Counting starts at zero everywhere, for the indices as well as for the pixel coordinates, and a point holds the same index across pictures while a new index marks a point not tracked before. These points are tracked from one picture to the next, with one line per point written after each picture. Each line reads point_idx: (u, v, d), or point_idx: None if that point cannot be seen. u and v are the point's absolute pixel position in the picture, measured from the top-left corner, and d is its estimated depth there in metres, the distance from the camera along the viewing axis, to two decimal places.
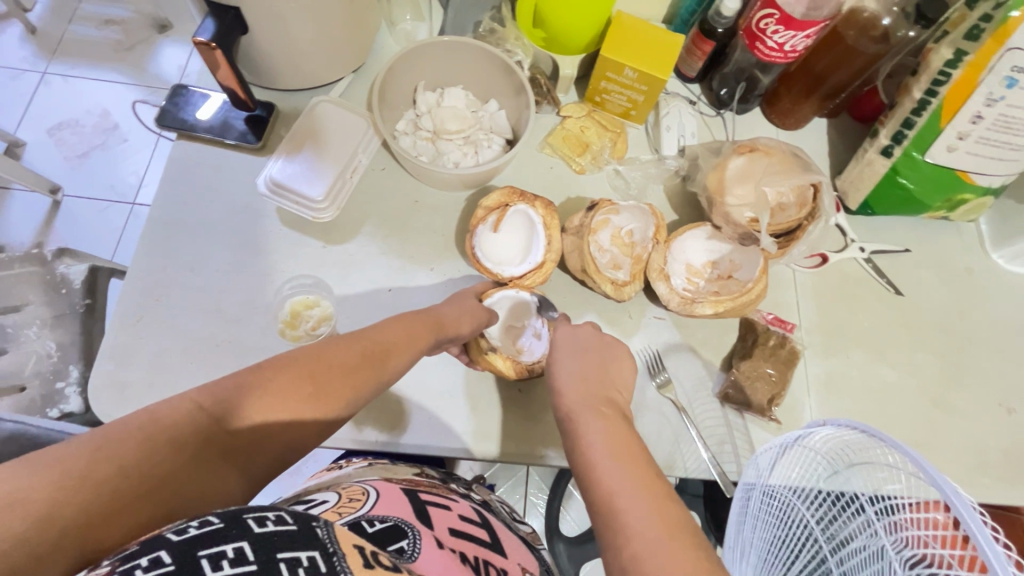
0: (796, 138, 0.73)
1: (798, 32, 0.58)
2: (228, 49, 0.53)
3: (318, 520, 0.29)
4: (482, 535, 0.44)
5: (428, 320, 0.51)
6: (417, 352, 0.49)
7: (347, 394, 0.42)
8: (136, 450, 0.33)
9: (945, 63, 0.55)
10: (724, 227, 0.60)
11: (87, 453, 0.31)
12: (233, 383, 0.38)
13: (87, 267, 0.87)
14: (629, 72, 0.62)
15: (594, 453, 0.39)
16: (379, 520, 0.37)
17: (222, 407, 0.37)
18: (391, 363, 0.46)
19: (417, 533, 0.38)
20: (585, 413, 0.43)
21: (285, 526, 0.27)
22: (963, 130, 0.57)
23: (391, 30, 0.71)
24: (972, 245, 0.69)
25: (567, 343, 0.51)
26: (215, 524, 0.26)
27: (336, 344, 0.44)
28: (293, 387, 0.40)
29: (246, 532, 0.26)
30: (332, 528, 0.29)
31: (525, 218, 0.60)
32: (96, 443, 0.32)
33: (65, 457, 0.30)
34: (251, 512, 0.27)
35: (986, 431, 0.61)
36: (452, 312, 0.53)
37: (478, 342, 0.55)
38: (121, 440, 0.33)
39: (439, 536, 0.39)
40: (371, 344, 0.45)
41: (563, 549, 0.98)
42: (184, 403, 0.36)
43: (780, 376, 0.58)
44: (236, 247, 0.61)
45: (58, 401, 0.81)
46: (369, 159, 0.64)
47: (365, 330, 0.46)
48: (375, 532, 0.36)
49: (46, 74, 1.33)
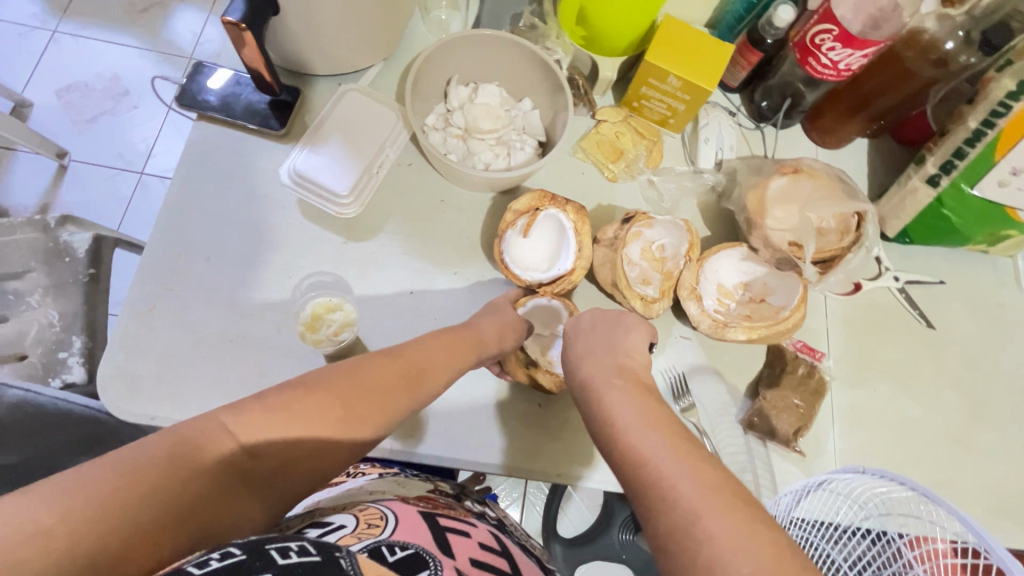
0: (836, 157, 0.70)
1: (856, 51, 0.55)
2: (257, 30, 0.50)
3: (340, 550, 0.27)
4: (502, 565, 0.40)
5: (468, 338, 0.49)
6: (455, 369, 0.47)
7: (375, 418, 0.40)
8: (159, 476, 0.31)
9: (1007, 94, 0.53)
10: (761, 250, 0.58)
11: (111, 476, 0.29)
12: (257, 400, 0.36)
13: (92, 236, 0.85)
14: (672, 79, 0.60)
15: (637, 453, 0.34)
16: (400, 546, 0.35)
17: (237, 413, 0.35)
18: (428, 385, 0.44)
19: (439, 565, 0.35)
20: (597, 394, 0.41)
21: (309, 557, 0.26)
22: (1018, 165, 0.54)
23: (425, 18, 0.68)
24: (1007, 279, 0.67)
25: (600, 331, 0.49)
26: (238, 555, 0.25)
27: (371, 360, 0.42)
28: (313, 407, 0.37)
29: (270, 563, 0.25)
30: (354, 559, 0.27)
31: (556, 222, 0.58)
32: (121, 466, 0.30)
33: (85, 483, 0.28)
34: (273, 543, 0.26)
35: (1008, 474, 0.60)
36: (491, 326, 0.51)
37: (518, 355, 0.54)
38: (143, 463, 0.30)
39: (460, 566, 0.36)
40: (408, 365, 0.43)
41: (560, 552, 0.98)
42: (209, 422, 0.34)
43: (808, 408, 0.57)
44: (252, 239, 0.58)
45: (60, 371, 0.79)
46: (396, 154, 0.61)
47: (408, 347, 0.45)
48: (395, 561, 0.33)
49: (56, 33, 1.29)
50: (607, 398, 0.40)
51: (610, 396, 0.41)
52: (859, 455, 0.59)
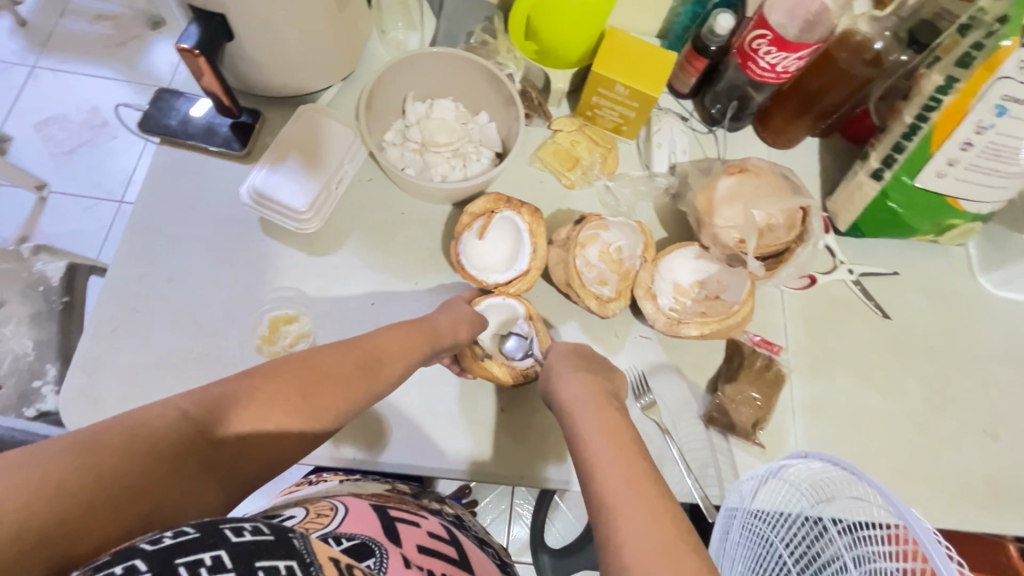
0: (787, 157, 0.72)
1: (791, 54, 0.58)
2: (212, 56, 0.52)
3: (294, 531, 0.28)
4: (451, 553, 0.41)
5: (423, 330, 0.50)
6: (412, 359, 0.48)
7: (340, 404, 0.42)
8: (118, 457, 0.31)
9: (936, 89, 0.55)
10: (712, 248, 0.59)
11: (70, 453, 0.30)
12: (217, 395, 0.37)
13: (66, 264, 0.86)
14: (620, 88, 0.62)
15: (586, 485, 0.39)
16: (346, 537, 0.35)
17: (208, 411, 0.36)
18: (385, 371, 0.46)
19: (384, 552, 0.35)
20: (583, 402, 0.44)
21: (263, 536, 0.26)
22: (953, 156, 0.56)
23: (383, 39, 0.70)
24: (961, 268, 0.69)
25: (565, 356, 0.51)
26: (191, 533, 0.25)
27: (329, 352, 0.43)
28: (283, 397, 0.39)
29: (224, 541, 0.25)
30: (309, 539, 0.28)
31: (511, 225, 0.59)
32: (80, 444, 0.30)
33: (44, 458, 0.29)
34: (228, 521, 0.26)
35: (970, 459, 0.61)
36: (447, 322, 0.52)
37: (474, 350, 0.55)
38: (103, 443, 0.31)
39: (407, 553, 0.37)
40: (365, 353, 0.45)
41: (547, 562, 0.91)
42: (170, 409, 0.35)
43: (766, 401, 0.58)
44: (216, 258, 0.59)
45: (35, 401, 0.79)
46: (355, 169, 0.63)
47: (361, 338, 0.47)
48: (343, 549, 0.34)
49: (35, 68, 1.31)
50: (594, 407, 0.43)
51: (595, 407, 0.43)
52: (821, 446, 0.60)
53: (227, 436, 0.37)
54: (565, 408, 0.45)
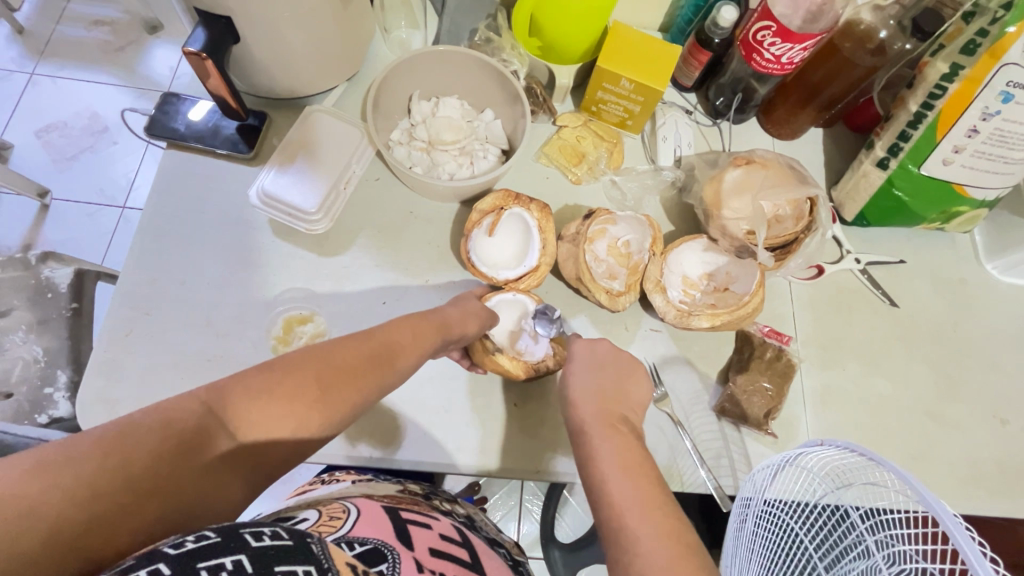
0: (792, 148, 0.72)
1: (796, 45, 0.58)
2: (219, 59, 0.52)
3: (311, 536, 0.28)
4: (462, 555, 0.42)
5: (432, 321, 0.50)
6: (425, 350, 0.49)
7: (354, 399, 0.41)
8: (144, 456, 0.31)
9: (942, 77, 0.55)
10: (720, 240, 0.60)
11: (96, 453, 0.30)
12: (244, 386, 0.37)
13: (73, 270, 0.86)
14: (625, 82, 0.62)
15: (605, 466, 0.40)
16: (359, 542, 0.35)
17: (225, 402, 0.36)
18: (397, 365, 0.45)
19: (397, 556, 0.35)
20: (599, 426, 0.43)
21: (281, 541, 0.26)
22: (959, 143, 0.57)
23: (386, 39, 0.71)
24: (967, 254, 0.69)
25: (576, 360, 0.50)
26: (212, 538, 0.25)
27: (344, 344, 0.43)
28: (300, 392, 0.39)
29: (244, 545, 0.25)
30: (325, 545, 0.28)
31: (521, 221, 0.60)
32: (104, 444, 0.30)
33: (72, 459, 0.29)
34: (248, 526, 0.26)
35: (980, 445, 0.61)
36: (455, 314, 0.53)
37: (484, 343, 0.55)
38: (127, 443, 0.31)
39: (419, 557, 0.37)
40: (377, 345, 0.45)
41: (559, 556, 0.91)
42: (192, 401, 0.35)
43: (777, 390, 0.58)
44: (227, 261, 0.60)
45: (46, 407, 0.79)
46: (364, 169, 0.63)
47: (374, 330, 0.46)
48: (356, 553, 0.33)
49: (34, 75, 1.31)
50: (613, 435, 0.42)
51: (612, 432, 0.43)
52: (833, 434, 0.61)
53: (245, 435, 0.36)
54: (580, 429, 0.44)
